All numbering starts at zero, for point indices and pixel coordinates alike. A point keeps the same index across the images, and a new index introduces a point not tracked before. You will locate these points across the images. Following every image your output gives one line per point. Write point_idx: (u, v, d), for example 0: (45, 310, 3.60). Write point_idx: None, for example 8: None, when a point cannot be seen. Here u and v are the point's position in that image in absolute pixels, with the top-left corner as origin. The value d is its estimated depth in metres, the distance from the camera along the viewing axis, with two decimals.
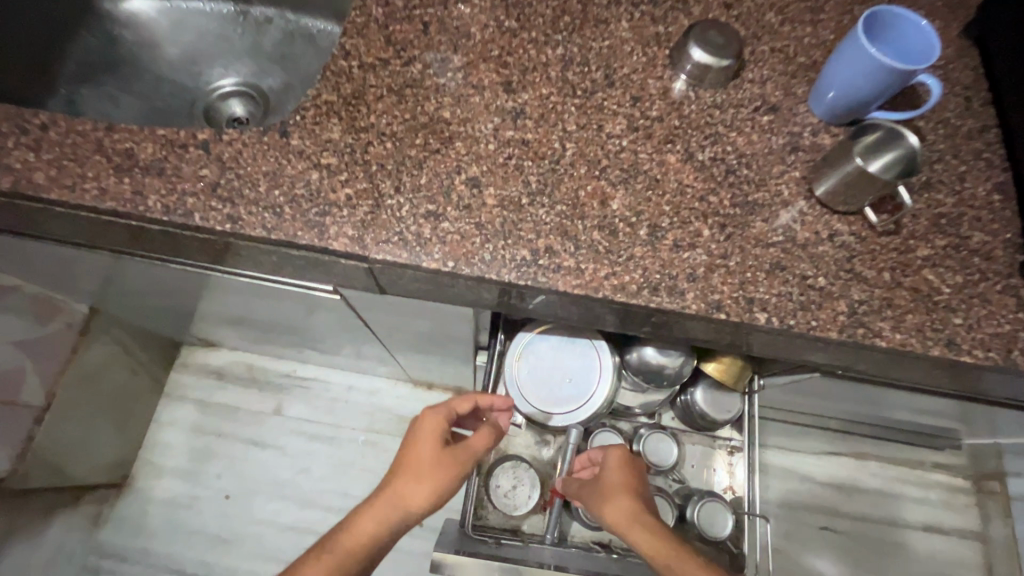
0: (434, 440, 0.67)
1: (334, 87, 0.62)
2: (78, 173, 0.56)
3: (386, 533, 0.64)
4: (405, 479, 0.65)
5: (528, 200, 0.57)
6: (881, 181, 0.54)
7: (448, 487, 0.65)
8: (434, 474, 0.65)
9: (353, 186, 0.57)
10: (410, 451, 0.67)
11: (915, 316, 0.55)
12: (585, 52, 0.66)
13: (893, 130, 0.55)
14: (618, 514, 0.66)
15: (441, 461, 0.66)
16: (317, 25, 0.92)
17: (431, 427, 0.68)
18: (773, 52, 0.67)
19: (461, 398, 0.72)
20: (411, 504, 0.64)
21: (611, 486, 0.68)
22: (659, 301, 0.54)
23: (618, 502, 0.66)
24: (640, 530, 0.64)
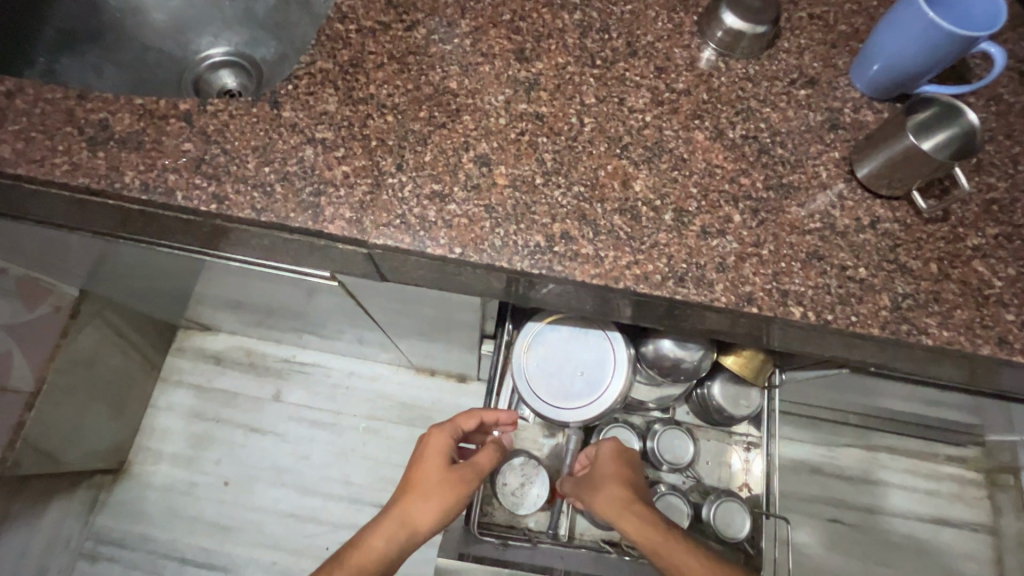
0: (440, 457, 0.64)
1: (330, 53, 0.56)
2: (48, 146, 0.51)
3: (391, 556, 0.60)
4: (411, 497, 0.61)
5: (542, 180, 0.52)
6: (934, 161, 0.49)
7: (455, 506, 0.61)
8: (441, 491, 0.61)
9: (351, 163, 0.52)
10: (415, 469, 0.64)
11: (964, 312, 0.51)
12: (605, 17, 0.60)
13: (950, 104, 0.49)
14: (608, 503, 0.63)
15: (447, 477, 0.62)
16: None
17: (437, 444, 0.65)
18: (811, 18, 0.61)
19: (467, 414, 0.69)
20: (417, 523, 0.60)
21: (601, 476, 0.66)
22: (685, 292, 0.50)
23: (607, 490, 0.63)
24: (630, 517, 0.61)
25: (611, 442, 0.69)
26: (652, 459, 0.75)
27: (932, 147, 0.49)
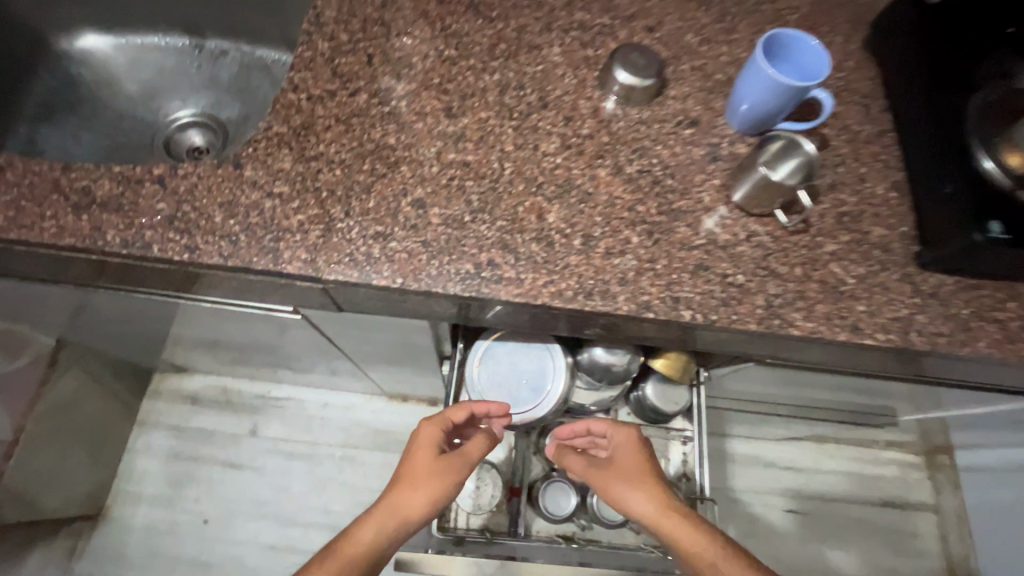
0: (430, 449, 0.71)
1: (284, 119, 0.65)
2: (37, 212, 0.58)
3: (384, 543, 0.66)
4: (402, 487, 0.68)
5: (471, 218, 0.62)
6: (785, 186, 0.61)
7: (443, 495, 0.68)
8: (430, 482, 0.68)
9: (305, 213, 0.60)
10: (407, 461, 0.71)
11: (823, 306, 0.61)
12: (520, 76, 0.71)
13: (791, 141, 0.62)
14: (648, 503, 0.68)
15: (436, 468, 0.70)
16: (272, 56, 0.97)
17: (427, 436, 0.71)
18: (693, 70, 0.74)
19: (456, 406, 0.73)
20: (408, 511, 0.67)
21: (637, 473, 0.71)
22: (593, 304, 0.59)
23: (645, 494, 0.69)
24: (672, 519, 0.66)
25: (634, 433, 0.75)
26: None
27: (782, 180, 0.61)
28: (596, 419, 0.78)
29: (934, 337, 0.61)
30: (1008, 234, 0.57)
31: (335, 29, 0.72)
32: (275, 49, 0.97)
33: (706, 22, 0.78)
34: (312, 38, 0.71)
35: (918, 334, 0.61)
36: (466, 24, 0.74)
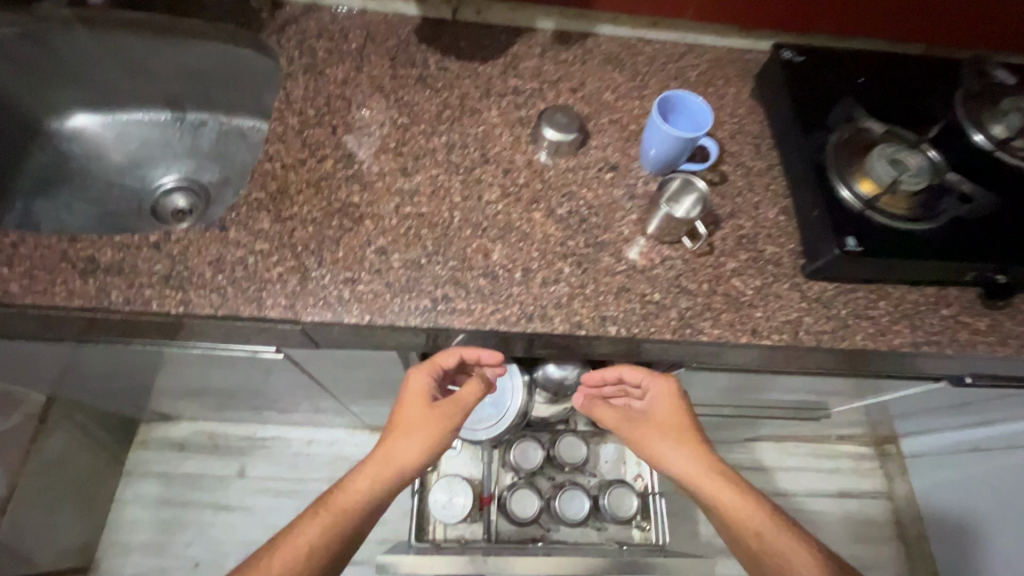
0: (420, 399, 0.77)
1: (262, 185, 0.76)
2: (48, 280, 0.67)
3: (380, 489, 0.75)
4: (393, 438, 0.76)
5: (426, 260, 0.73)
6: (685, 220, 0.74)
7: (432, 441, 0.77)
8: (421, 430, 0.76)
9: (283, 265, 0.71)
10: (399, 412, 0.78)
11: (727, 315, 0.73)
12: (465, 137, 0.83)
13: (687, 180, 0.76)
14: (690, 462, 0.79)
15: (427, 417, 0.77)
16: (248, 123, 1.07)
17: (417, 387, 0.78)
18: (611, 123, 0.87)
19: (444, 351, 0.75)
20: (400, 459, 0.75)
21: (678, 433, 0.80)
22: (534, 327, 0.70)
23: (689, 455, 0.80)
24: (711, 479, 0.78)
25: (675, 389, 0.81)
26: (556, 460, 0.94)
27: (683, 216, 0.74)
28: (631, 368, 0.81)
29: (820, 335, 0.73)
30: (860, 247, 0.70)
31: (303, 104, 0.84)
32: (250, 117, 1.06)
33: (621, 82, 0.92)
34: (283, 114, 0.82)
35: (806, 333, 0.73)
36: (416, 95, 0.86)
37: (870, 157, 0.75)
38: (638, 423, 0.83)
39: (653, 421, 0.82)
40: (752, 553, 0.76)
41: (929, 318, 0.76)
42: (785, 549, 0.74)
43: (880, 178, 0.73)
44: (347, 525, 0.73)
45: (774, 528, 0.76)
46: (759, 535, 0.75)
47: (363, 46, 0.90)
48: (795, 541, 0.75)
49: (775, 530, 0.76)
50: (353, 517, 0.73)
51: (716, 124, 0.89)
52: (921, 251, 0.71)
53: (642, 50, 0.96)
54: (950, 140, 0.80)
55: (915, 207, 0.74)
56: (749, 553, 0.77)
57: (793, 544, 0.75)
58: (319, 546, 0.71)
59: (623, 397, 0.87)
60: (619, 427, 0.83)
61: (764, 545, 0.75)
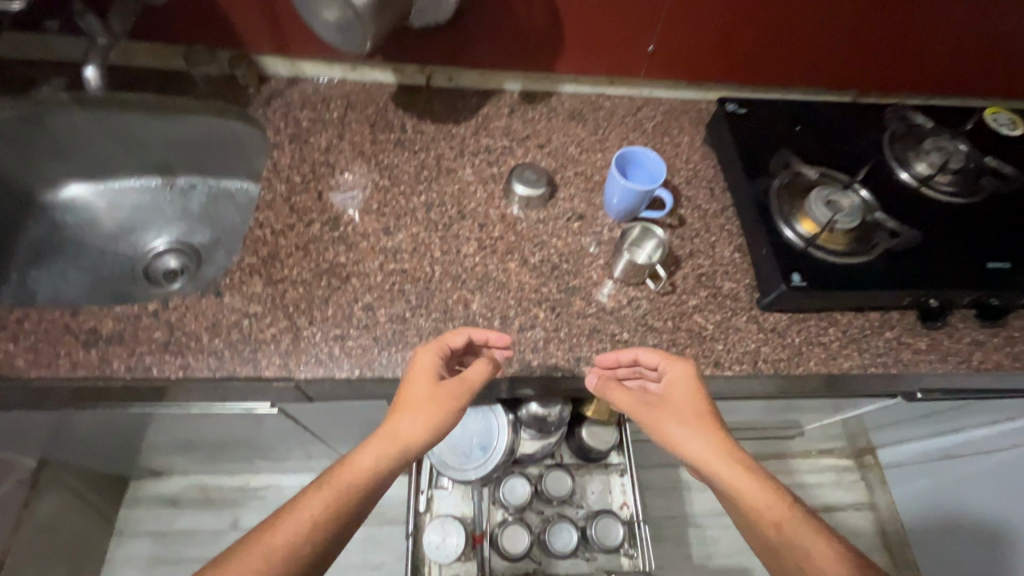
0: (427, 376, 0.70)
1: (253, 251, 0.81)
2: (53, 352, 0.71)
3: (382, 469, 0.67)
4: (399, 414, 0.69)
5: (411, 313, 0.78)
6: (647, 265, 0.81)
7: (437, 418, 0.69)
8: (429, 406, 0.69)
9: (277, 325, 0.75)
10: (404, 390, 0.71)
11: (691, 349, 0.80)
12: (442, 195, 0.90)
13: (647, 228, 0.85)
14: (709, 449, 0.69)
15: (436, 394, 0.70)
16: (236, 185, 1.12)
17: (423, 365, 0.71)
18: (576, 175, 0.95)
19: (455, 331, 0.74)
20: (407, 437, 0.68)
21: (692, 417, 0.71)
22: (514, 371, 0.76)
23: (712, 439, 0.69)
24: (734, 467, 0.67)
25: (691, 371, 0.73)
26: (544, 495, 0.99)
27: (648, 262, 0.81)
28: (646, 348, 0.75)
29: (777, 362, 0.80)
30: (804, 282, 0.78)
31: (290, 172, 0.90)
32: (239, 179, 1.12)
33: (584, 136, 1.00)
34: (271, 182, 0.88)
35: (764, 362, 0.80)
36: (395, 158, 0.93)
37: (809, 200, 0.83)
38: (652, 407, 0.74)
39: (666, 403, 0.73)
40: (773, 553, 0.65)
41: (875, 341, 0.83)
42: (814, 551, 0.62)
43: (819, 219, 0.81)
44: (349, 503, 0.65)
45: (810, 532, 0.63)
46: (783, 534, 0.64)
47: (344, 114, 0.97)
48: (821, 541, 0.63)
49: (802, 531, 0.64)
50: (359, 496, 0.65)
51: (673, 171, 0.97)
52: (860, 284, 0.78)
53: (602, 105, 1.05)
54: (880, 178, 0.89)
55: (853, 244, 0.81)
56: (773, 552, 0.65)
57: (818, 543, 0.62)
58: (318, 526, 0.63)
59: (636, 379, 0.79)
60: (634, 409, 0.74)
61: (788, 545, 0.63)
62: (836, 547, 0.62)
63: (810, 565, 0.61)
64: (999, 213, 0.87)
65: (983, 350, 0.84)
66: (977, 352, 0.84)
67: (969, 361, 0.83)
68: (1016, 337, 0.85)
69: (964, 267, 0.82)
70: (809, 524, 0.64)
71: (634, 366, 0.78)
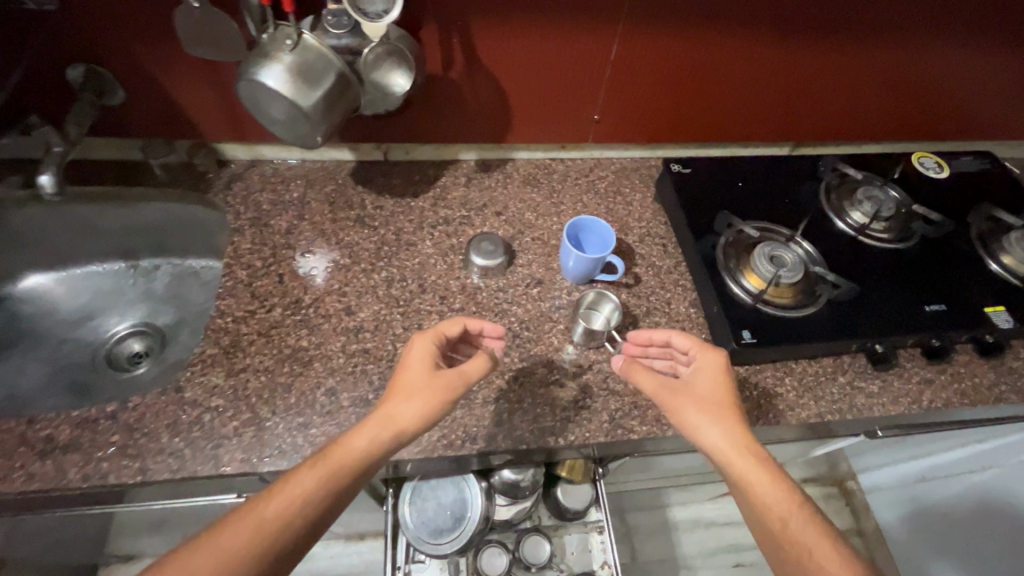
0: (424, 362, 0.73)
1: (215, 341, 0.81)
2: (6, 465, 0.69)
3: (377, 450, 0.66)
4: (394, 399, 0.70)
5: (374, 395, 0.79)
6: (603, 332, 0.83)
7: (438, 407, 0.70)
8: (426, 389, 0.70)
9: (239, 418, 0.75)
10: (399, 376, 0.73)
11: (653, 410, 0.81)
12: (403, 270, 0.92)
13: (601, 294, 0.88)
14: (727, 438, 0.69)
15: (431, 379, 0.72)
16: (201, 263, 1.13)
17: (421, 352, 0.74)
18: (534, 241, 0.98)
19: (451, 321, 0.79)
20: (401, 421, 0.68)
21: (711, 403, 0.72)
22: (479, 447, 0.76)
23: (729, 427, 0.69)
24: (748, 456, 0.67)
25: (719, 364, 0.75)
26: (522, 562, 0.98)
27: (602, 328, 0.85)
28: (681, 333, 0.80)
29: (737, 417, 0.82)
30: (755, 338, 0.81)
31: (251, 257, 0.91)
32: (203, 258, 1.13)
33: (539, 201, 1.04)
34: (232, 268, 0.89)
35: None
36: (356, 235, 0.95)
37: (754, 256, 0.87)
38: (673, 393, 0.74)
39: (687, 390, 0.74)
40: (770, 544, 0.65)
41: (829, 388, 0.86)
42: (814, 548, 0.62)
43: (764, 275, 0.85)
44: (338, 486, 0.63)
45: (815, 531, 0.63)
46: (785, 523, 0.64)
47: (304, 194, 1.00)
48: (826, 541, 0.63)
49: (807, 525, 0.63)
50: (349, 477, 0.64)
51: (626, 230, 1.01)
52: (808, 337, 0.82)
53: (556, 169, 1.08)
54: (819, 230, 0.94)
55: (798, 297, 0.85)
56: (772, 544, 0.65)
57: (822, 543, 0.62)
58: (309, 505, 0.61)
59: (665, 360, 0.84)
60: (655, 394, 0.75)
61: (787, 535, 0.63)
62: (839, 547, 0.62)
63: (812, 563, 0.62)
64: (931, 257, 0.93)
65: (933, 387, 0.87)
66: (927, 390, 0.87)
67: (920, 400, 0.86)
68: (963, 372, 0.89)
69: (903, 312, 0.86)
70: (813, 521, 0.64)
71: (667, 347, 0.83)
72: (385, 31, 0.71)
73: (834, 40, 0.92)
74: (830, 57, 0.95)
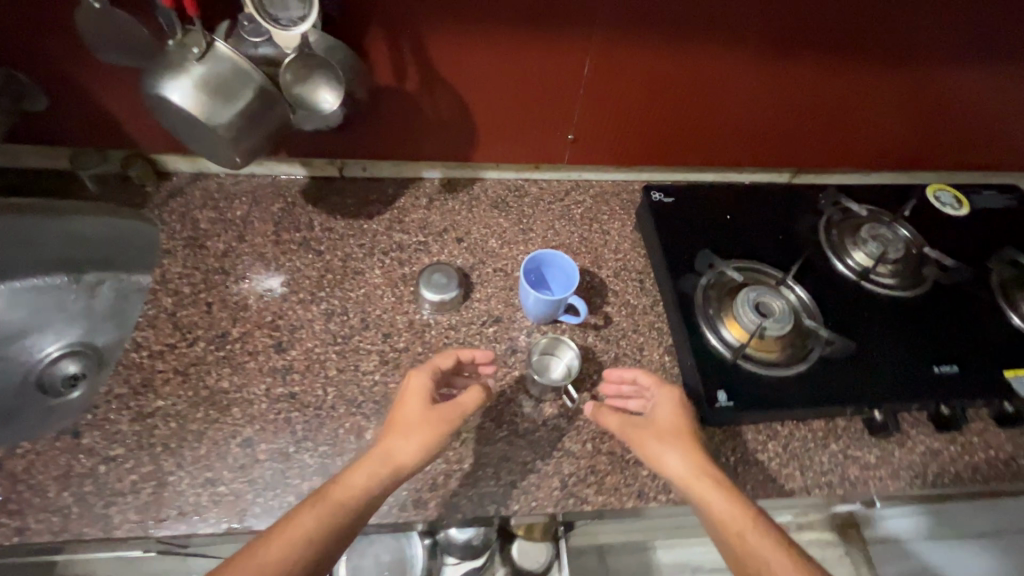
0: (420, 396, 0.66)
1: (124, 379, 0.73)
2: None
3: (375, 490, 0.58)
4: (391, 436, 0.63)
5: (294, 448, 0.70)
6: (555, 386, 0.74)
7: (436, 444, 0.63)
8: (424, 425, 0.63)
9: (138, 471, 0.66)
10: (395, 413, 0.66)
11: (613, 477, 0.71)
12: (345, 302, 0.83)
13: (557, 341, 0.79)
14: (684, 466, 0.62)
15: (427, 414, 0.65)
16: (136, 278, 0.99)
17: (418, 386, 0.68)
18: (495, 271, 0.88)
19: (443, 353, 0.72)
20: (399, 459, 0.61)
21: (668, 431, 0.65)
22: (408, 515, 0.67)
23: (682, 454, 0.63)
24: (704, 483, 0.60)
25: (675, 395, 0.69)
26: None
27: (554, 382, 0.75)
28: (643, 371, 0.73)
29: None
30: (732, 401, 0.71)
31: (179, 282, 0.82)
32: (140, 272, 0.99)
33: (506, 226, 0.94)
34: (157, 295, 0.80)
35: None
36: (298, 260, 0.86)
37: (736, 302, 0.76)
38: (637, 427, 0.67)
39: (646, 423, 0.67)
40: None
41: (820, 456, 0.75)
42: (776, 566, 0.54)
43: (747, 325, 0.75)
44: (339, 526, 0.55)
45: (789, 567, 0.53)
46: (746, 537, 0.55)
47: (248, 213, 0.91)
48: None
49: (766, 539, 0.55)
50: (351, 519, 0.56)
51: (600, 262, 0.90)
52: (793, 402, 0.72)
53: (528, 192, 0.98)
54: (815, 272, 0.83)
55: (786, 351, 0.75)
56: None
57: None
58: (310, 549, 0.53)
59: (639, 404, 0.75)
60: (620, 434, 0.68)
61: (748, 549, 0.55)
62: None
63: None
64: (942, 309, 0.82)
65: (940, 460, 0.76)
66: (933, 464, 0.75)
67: (925, 475, 0.74)
68: (976, 443, 0.77)
69: (905, 374, 0.76)
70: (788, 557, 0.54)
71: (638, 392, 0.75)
72: (302, 42, 0.63)
73: (841, 57, 0.81)
74: (836, 75, 0.84)
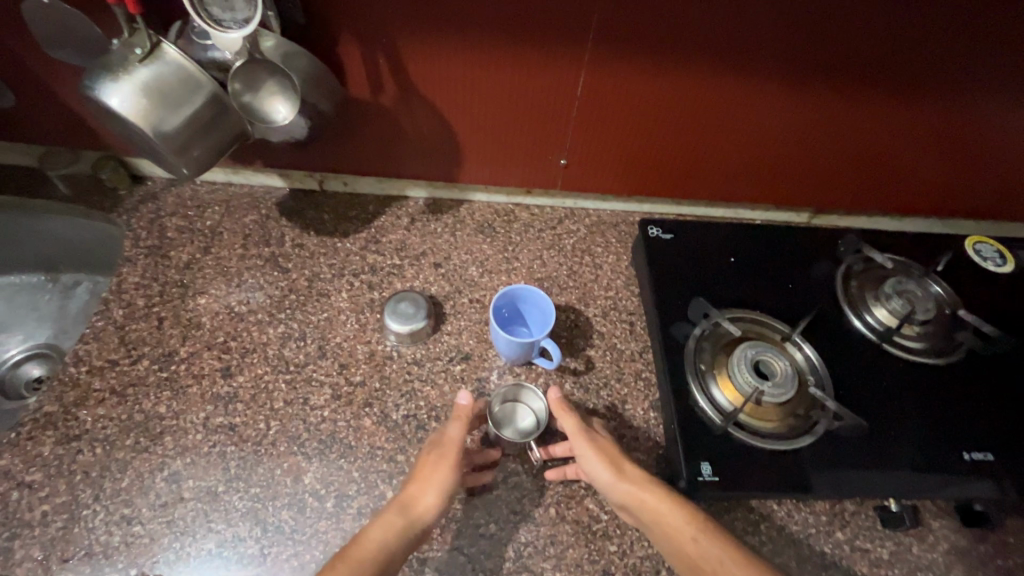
0: (429, 445, 0.62)
1: (57, 396, 0.68)
2: None
3: (396, 546, 0.52)
4: (407, 487, 0.58)
5: (224, 487, 0.64)
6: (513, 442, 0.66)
7: (449, 484, 0.58)
8: (432, 469, 0.59)
9: (52, 500, 0.62)
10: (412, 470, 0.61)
11: (575, 550, 0.63)
12: (304, 326, 0.77)
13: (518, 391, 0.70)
14: (633, 482, 0.57)
15: (433, 456, 0.60)
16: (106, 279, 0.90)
17: (431, 439, 0.64)
18: (472, 302, 0.81)
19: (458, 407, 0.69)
20: (418, 508, 0.55)
21: (611, 448, 0.61)
22: None
23: (629, 469, 0.59)
24: (655, 495, 0.56)
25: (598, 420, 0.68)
26: None
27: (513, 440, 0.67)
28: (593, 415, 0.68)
29: None
30: (716, 476, 0.62)
31: (134, 294, 0.77)
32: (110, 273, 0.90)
33: (490, 253, 0.86)
34: (108, 306, 0.76)
35: (668, 574, 0.62)
36: (263, 276, 0.80)
37: (731, 360, 0.67)
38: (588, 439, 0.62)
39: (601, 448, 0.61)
40: None
41: (820, 546, 0.64)
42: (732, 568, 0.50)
43: (743, 388, 0.65)
44: None
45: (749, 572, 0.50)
46: (700, 542, 0.52)
47: (218, 223, 0.85)
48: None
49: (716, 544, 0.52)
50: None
51: (587, 299, 0.82)
52: (789, 481, 0.62)
53: (518, 217, 0.91)
54: (827, 330, 0.73)
55: (787, 421, 0.65)
56: None
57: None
58: None
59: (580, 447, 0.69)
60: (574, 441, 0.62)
61: (703, 554, 0.52)
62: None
63: None
64: (977, 383, 0.71)
65: (966, 562, 0.64)
66: (956, 566, 0.64)
67: None
68: (1012, 544, 0.66)
69: (928, 458, 0.65)
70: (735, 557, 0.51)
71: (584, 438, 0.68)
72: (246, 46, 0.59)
73: (869, 89, 0.72)
74: (863, 108, 0.75)
